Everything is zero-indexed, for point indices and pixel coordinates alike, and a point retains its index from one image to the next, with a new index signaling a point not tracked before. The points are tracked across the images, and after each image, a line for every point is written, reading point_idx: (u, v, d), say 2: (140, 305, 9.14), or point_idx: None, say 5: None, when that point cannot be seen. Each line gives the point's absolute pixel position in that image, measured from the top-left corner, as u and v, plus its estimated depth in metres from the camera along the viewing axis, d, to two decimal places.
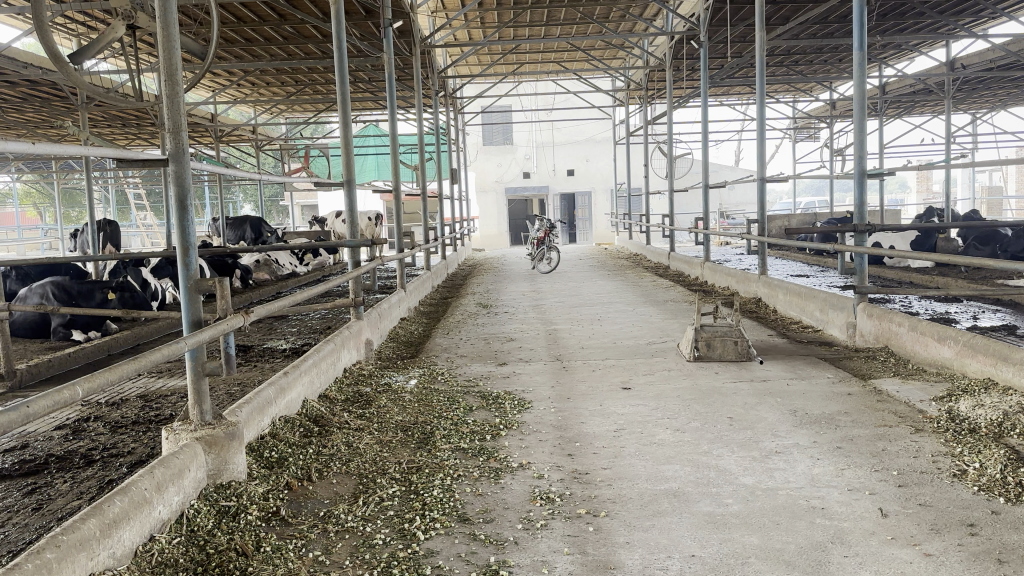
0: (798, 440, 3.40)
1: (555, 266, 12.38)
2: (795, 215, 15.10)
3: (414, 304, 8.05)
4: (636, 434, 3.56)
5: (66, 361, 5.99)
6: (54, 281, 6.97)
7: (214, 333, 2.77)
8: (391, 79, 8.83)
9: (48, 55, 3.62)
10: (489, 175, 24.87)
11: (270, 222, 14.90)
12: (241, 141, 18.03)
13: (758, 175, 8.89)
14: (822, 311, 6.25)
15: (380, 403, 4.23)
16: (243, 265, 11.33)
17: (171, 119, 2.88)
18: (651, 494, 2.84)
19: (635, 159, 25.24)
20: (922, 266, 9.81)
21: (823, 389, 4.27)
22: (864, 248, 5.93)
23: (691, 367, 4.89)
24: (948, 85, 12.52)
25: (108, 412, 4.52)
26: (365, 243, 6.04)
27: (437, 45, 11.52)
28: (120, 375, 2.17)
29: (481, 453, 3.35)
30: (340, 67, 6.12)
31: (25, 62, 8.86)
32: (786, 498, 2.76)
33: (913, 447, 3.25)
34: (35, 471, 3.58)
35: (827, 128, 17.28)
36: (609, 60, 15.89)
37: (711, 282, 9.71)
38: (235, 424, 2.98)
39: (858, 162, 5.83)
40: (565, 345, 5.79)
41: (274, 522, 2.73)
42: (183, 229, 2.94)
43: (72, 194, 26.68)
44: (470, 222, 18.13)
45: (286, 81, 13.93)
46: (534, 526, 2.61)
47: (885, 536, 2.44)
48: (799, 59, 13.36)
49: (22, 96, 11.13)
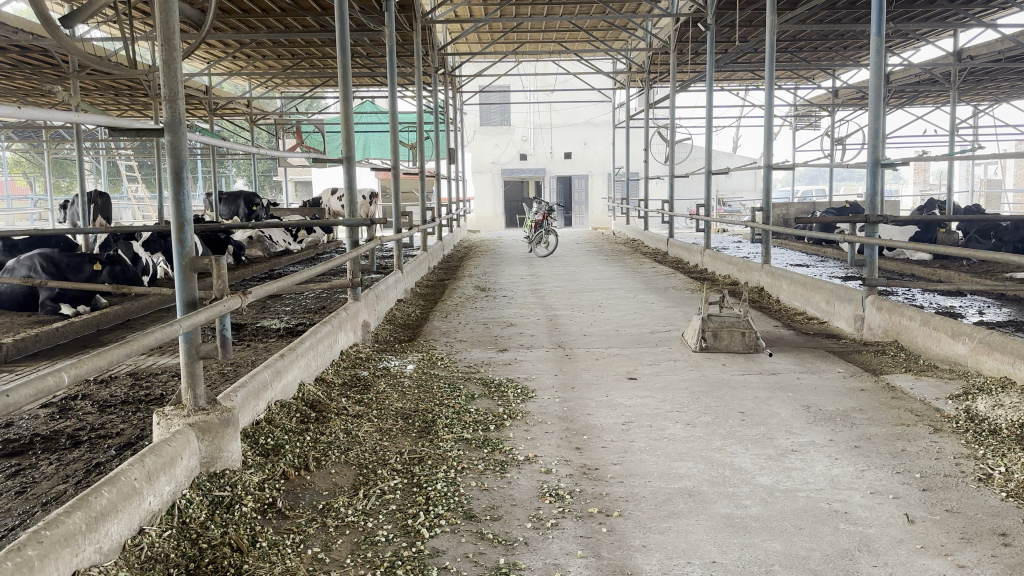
0: (814, 438, 3.28)
1: (552, 250, 12.24)
2: (794, 203, 15.09)
3: (410, 285, 7.92)
4: (646, 428, 3.44)
5: (54, 336, 5.83)
6: (43, 255, 6.80)
7: (210, 315, 2.61)
8: (392, 54, 8.60)
9: (39, 20, 3.40)
10: (485, 156, 24.66)
11: (262, 197, 14.69)
12: (237, 115, 17.78)
13: (764, 162, 8.71)
14: (828, 303, 6.13)
15: (379, 389, 4.09)
16: (236, 242, 11.17)
17: (168, 87, 2.72)
18: (665, 493, 2.71)
19: (634, 142, 25.11)
20: (922, 259, 9.79)
21: (835, 384, 4.17)
22: (876, 239, 5.76)
23: (696, 358, 4.78)
24: (955, 76, 12.37)
25: (97, 390, 4.38)
26: (364, 223, 5.83)
27: (439, 21, 11.30)
28: (113, 360, 2.01)
29: (485, 444, 3.22)
30: (341, 40, 5.87)
31: (16, 27, 8.66)
32: (807, 500, 2.65)
33: (934, 448, 3.14)
34: (19, 452, 3.44)
35: (829, 116, 17.04)
36: (612, 41, 15.64)
37: (711, 270, 9.60)
38: (230, 411, 2.85)
39: (872, 150, 5.68)
40: (567, 331, 5.66)
41: (270, 514, 2.60)
42: (178, 203, 2.78)
43: (63, 165, 26.50)
44: (466, 203, 17.96)
45: (284, 55, 13.69)
46: (544, 525, 2.48)
47: (914, 544, 2.33)
48: (804, 46, 13.23)
49: (13, 63, 10.89)
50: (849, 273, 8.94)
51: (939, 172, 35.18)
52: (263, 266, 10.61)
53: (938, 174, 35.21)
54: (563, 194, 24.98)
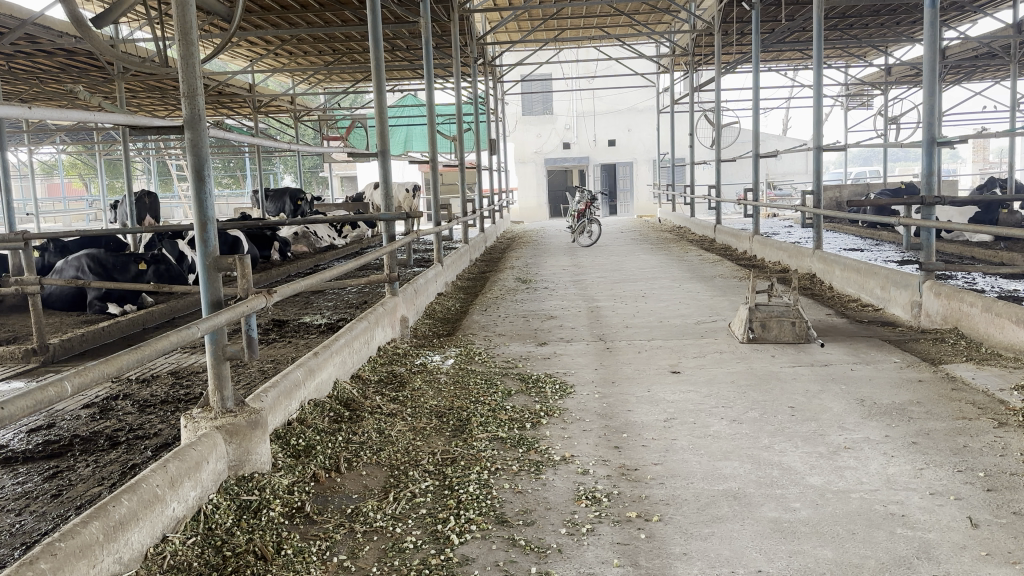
0: (868, 434, 3.10)
1: (596, 239, 12.07)
2: (847, 186, 14.63)
3: (451, 279, 7.82)
4: (689, 425, 3.29)
5: (100, 335, 5.88)
6: (90, 255, 6.90)
7: (233, 314, 2.54)
8: (428, 45, 8.44)
9: (71, 21, 3.32)
10: (528, 146, 24.54)
11: (307, 193, 14.81)
12: (280, 111, 17.88)
13: (814, 144, 8.41)
14: (883, 289, 5.87)
15: (415, 386, 4.01)
16: (281, 238, 11.24)
17: (187, 82, 2.66)
18: (709, 496, 2.57)
19: (679, 127, 24.75)
20: (983, 241, 9.39)
21: (890, 374, 3.97)
22: (932, 220, 5.48)
23: (744, 350, 4.60)
24: (1015, 49, 11.77)
25: (138, 389, 4.39)
26: (402, 216, 5.72)
27: (477, 11, 11.17)
28: (120, 366, 1.95)
29: (520, 444, 3.11)
30: (374, 32, 5.75)
31: (59, 31, 8.79)
32: (860, 503, 2.49)
33: (998, 444, 2.94)
34: (59, 453, 3.44)
35: (882, 94, 16.48)
36: (655, 24, 15.34)
37: (760, 256, 9.34)
38: (257, 412, 2.78)
39: (929, 129, 5.39)
40: (609, 323, 5.52)
41: (298, 519, 2.52)
42: (200, 201, 2.72)
43: (116, 165, 27.19)
44: (509, 194, 17.84)
45: (324, 50, 13.72)
46: (579, 531, 2.37)
47: (979, 551, 2.15)
48: (854, 22, 12.77)
49: (61, 66, 11.09)
50: (904, 257, 8.60)
51: (997, 150, 34.18)
52: (307, 262, 10.65)
53: (996, 153, 34.17)
54: (608, 182, 24.75)
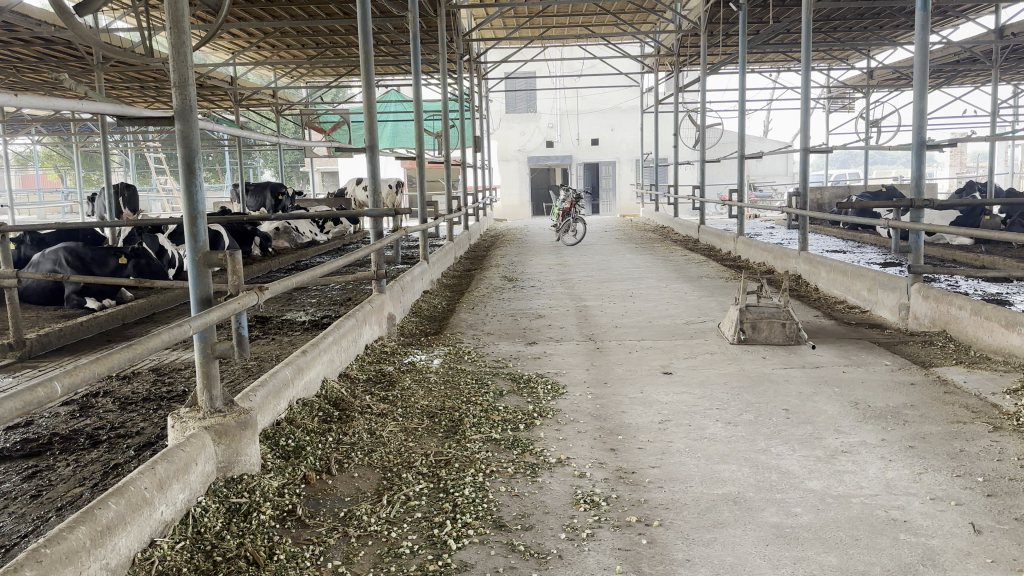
0: (865, 438, 3.08)
1: (580, 238, 12.02)
2: (829, 188, 14.71)
3: (436, 277, 7.76)
4: (684, 427, 3.26)
5: (79, 330, 5.76)
6: (67, 248, 6.77)
7: (224, 312, 2.47)
8: (415, 40, 8.34)
9: (54, 7, 3.18)
10: (511, 144, 24.48)
11: (289, 187, 14.66)
12: (261, 106, 17.69)
13: (800, 146, 8.43)
14: (870, 291, 5.87)
15: (405, 385, 3.95)
16: (262, 233, 11.11)
17: (177, 72, 2.58)
18: (708, 500, 2.54)
19: (661, 127, 24.80)
20: (965, 244, 9.45)
21: (882, 377, 3.96)
22: (921, 224, 5.48)
23: (735, 351, 4.58)
24: (997, 53, 11.84)
25: (118, 386, 4.29)
26: (389, 212, 5.62)
27: (464, 6, 11.08)
28: (111, 366, 1.87)
29: (515, 445, 3.06)
30: (363, 25, 5.66)
31: (38, 20, 8.61)
32: (861, 507, 2.47)
33: (995, 448, 2.93)
34: (38, 452, 3.35)
35: (864, 97, 16.58)
36: (640, 23, 15.32)
37: (745, 256, 9.35)
38: (247, 413, 2.70)
39: (919, 132, 5.39)
40: (598, 323, 5.48)
41: (290, 523, 2.46)
42: (190, 195, 2.64)
43: (94, 157, 26.90)
44: (493, 191, 17.76)
45: (308, 44, 13.57)
46: (579, 536, 2.32)
47: (984, 558, 2.13)
48: (838, 25, 12.80)
49: (38, 55, 10.87)
50: (888, 259, 8.64)
51: (975, 155, 34.59)
52: (289, 258, 10.53)
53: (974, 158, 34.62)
54: (590, 180, 24.73)
